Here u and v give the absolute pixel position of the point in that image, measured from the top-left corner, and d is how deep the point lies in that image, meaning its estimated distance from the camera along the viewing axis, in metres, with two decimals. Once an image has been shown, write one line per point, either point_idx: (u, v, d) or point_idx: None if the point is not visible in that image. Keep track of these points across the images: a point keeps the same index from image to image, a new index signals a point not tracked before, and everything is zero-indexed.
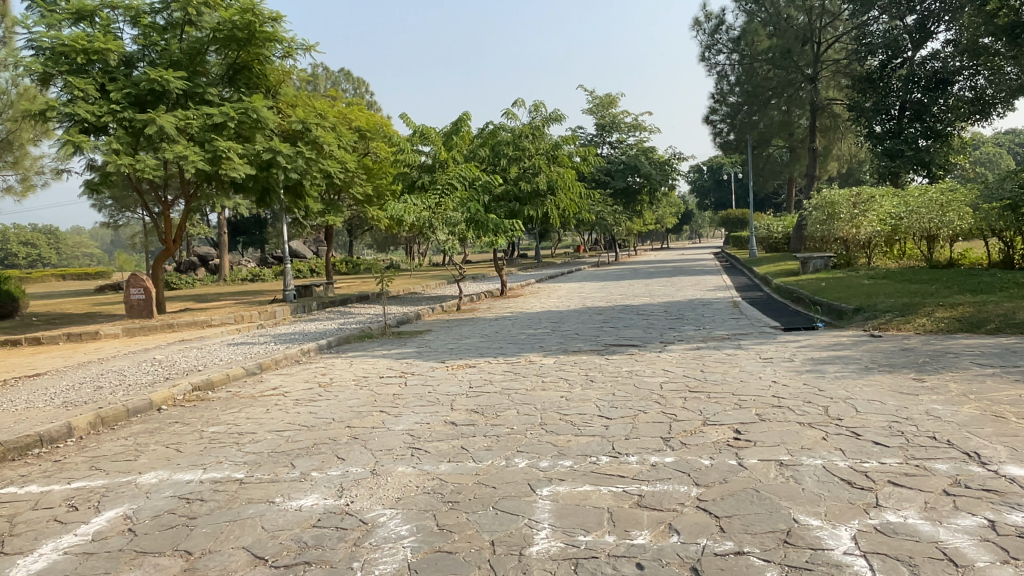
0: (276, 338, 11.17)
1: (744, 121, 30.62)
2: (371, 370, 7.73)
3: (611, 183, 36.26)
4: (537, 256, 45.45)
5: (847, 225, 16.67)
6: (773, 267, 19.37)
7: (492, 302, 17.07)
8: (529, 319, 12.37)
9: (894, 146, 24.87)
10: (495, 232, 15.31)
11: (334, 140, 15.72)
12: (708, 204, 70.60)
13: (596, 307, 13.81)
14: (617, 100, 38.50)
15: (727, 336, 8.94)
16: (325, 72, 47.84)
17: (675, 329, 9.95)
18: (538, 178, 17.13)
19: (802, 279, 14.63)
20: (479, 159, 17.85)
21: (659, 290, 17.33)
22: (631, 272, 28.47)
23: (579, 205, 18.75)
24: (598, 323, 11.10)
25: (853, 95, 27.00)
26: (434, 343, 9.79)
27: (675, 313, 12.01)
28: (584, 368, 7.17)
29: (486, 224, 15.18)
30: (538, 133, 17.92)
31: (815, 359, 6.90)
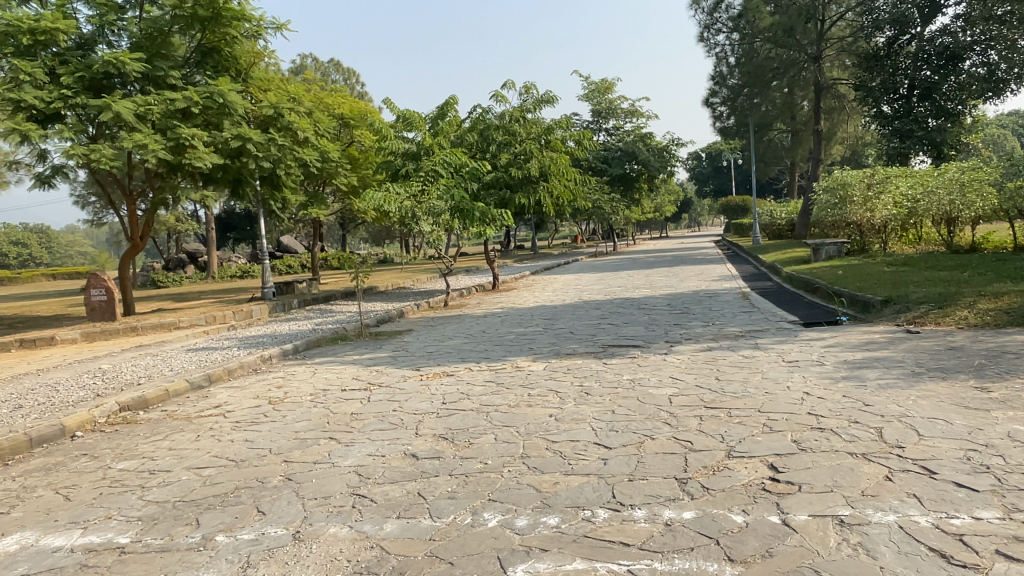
0: (241, 343, 10.15)
1: (745, 104, 29.52)
2: (333, 381, 6.72)
3: (608, 170, 35.17)
4: (534, 248, 44.41)
5: (860, 209, 15.63)
6: (781, 254, 18.31)
7: (482, 296, 16.03)
8: (520, 316, 11.33)
9: (903, 126, 23.89)
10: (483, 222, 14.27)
11: (310, 126, 14.62)
12: (708, 192, 69.42)
13: (593, 301, 12.77)
14: (613, 85, 37.34)
15: (740, 334, 7.91)
16: (313, 61, 46.52)
17: (680, 325, 8.92)
18: (530, 165, 16.11)
19: (813, 268, 13.61)
20: (466, 145, 16.80)
21: (661, 281, 16.29)
22: (630, 262, 27.45)
23: (574, 193, 17.72)
24: (595, 319, 10.06)
25: (860, 74, 25.94)
26: (412, 346, 8.75)
27: (680, 307, 10.97)
28: (578, 375, 6.15)
29: (471, 213, 14.03)
30: (529, 116, 16.90)
31: (850, 363, 5.87)
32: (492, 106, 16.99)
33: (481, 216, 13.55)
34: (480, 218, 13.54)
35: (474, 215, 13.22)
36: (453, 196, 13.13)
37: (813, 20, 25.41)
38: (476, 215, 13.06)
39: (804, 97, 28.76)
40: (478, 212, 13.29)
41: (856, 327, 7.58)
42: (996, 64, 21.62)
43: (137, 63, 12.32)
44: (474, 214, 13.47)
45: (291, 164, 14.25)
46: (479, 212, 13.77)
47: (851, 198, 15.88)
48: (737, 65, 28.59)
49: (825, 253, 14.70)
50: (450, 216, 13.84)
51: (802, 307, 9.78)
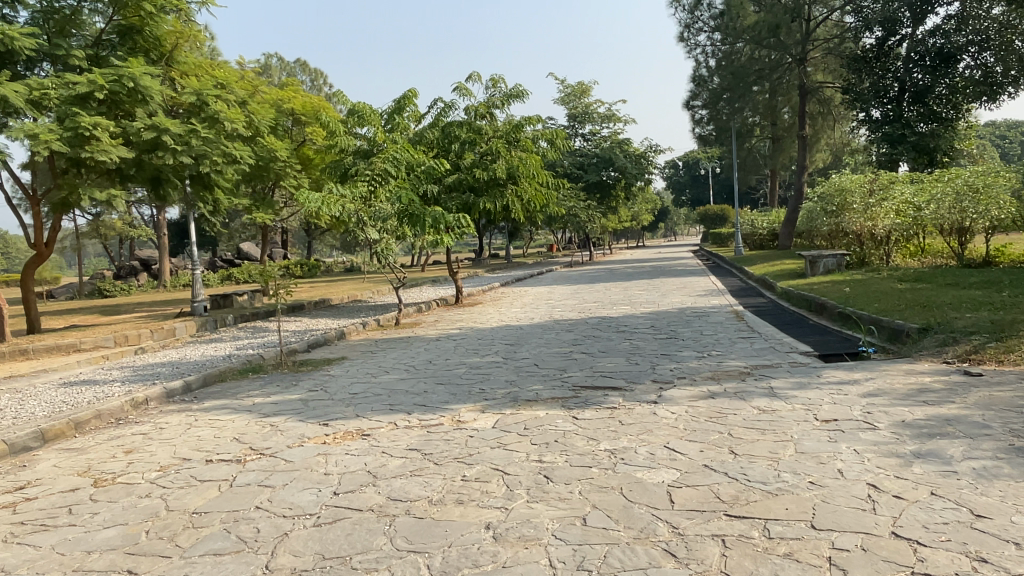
0: (132, 375, 8.27)
1: (726, 108, 28.11)
2: (204, 446, 4.93)
3: (584, 177, 33.64)
4: (507, 257, 42.85)
5: (861, 217, 14.20)
6: (770, 267, 16.78)
7: (441, 312, 14.26)
8: (478, 339, 9.59)
9: (893, 131, 22.60)
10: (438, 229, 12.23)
11: (241, 118, 12.72)
12: (685, 201, 68.31)
13: (564, 320, 11.07)
14: (589, 89, 35.85)
15: (748, 371, 6.24)
16: (278, 61, 44.45)
17: (669, 356, 7.24)
18: (495, 165, 14.40)
19: (813, 282, 12.10)
20: (426, 143, 14.97)
21: (641, 295, 14.68)
22: (607, 272, 25.95)
23: (547, 199, 16.00)
24: (564, 347, 8.34)
25: (847, 77, 24.70)
26: (334, 383, 6.95)
27: (665, 330, 9.31)
28: (536, 440, 4.41)
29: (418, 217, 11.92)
30: (494, 112, 15.24)
31: (913, 426, 4.21)
32: (454, 103, 15.23)
33: (436, 219, 11.50)
34: (435, 222, 11.52)
35: (429, 219, 11.25)
36: (408, 197, 11.23)
37: (799, 18, 24.10)
38: (432, 219, 11.14)
39: (787, 101, 27.50)
40: (434, 216, 11.34)
41: (895, 366, 5.95)
42: (992, 67, 20.58)
43: (33, 40, 10.35)
44: (430, 220, 11.56)
45: (219, 161, 12.37)
46: (431, 215, 11.60)
47: (851, 205, 14.43)
48: (717, 67, 27.23)
49: (824, 266, 13.18)
50: (398, 222, 11.95)
51: (811, 333, 8.20)
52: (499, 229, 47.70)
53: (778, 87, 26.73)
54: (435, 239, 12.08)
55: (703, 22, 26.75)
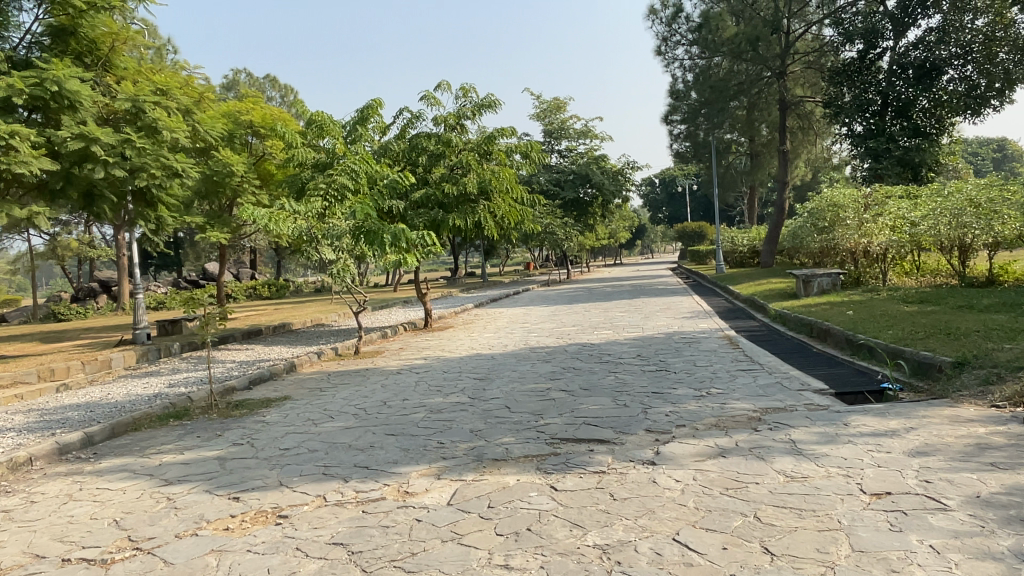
0: (36, 421, 7.06)
1: (704, 123, 27.38)
2: (70, 536, 3.78)
3: (560, 194, 32.78)
4: (483, 276, 41.80)
5: (855, 234, 13.39)
6: (758, 287, 15.91)
7: (408, 338, 13.11)
8: (443, 372, 8.49)
9: (877, 145, 21.75)
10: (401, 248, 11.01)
11: (184, 127, 11.53)
12: (662, 218, 67.91)
13: (541, 347, 10.02)
14: (565, 104, 35.14)
15: (759, 418, 5.23)
16: (247, 76, 43.29)
17: (662, 396, 6.20)
18: (466, 179, 13.37)
19: (810, 304, 11.18)
20: (391, 156, 13.89)
21: (623, 318, 13.68)
22: (584, 292, 25.04)
23: (522, 216, 14.95)
24: (541, 382, 7.28)
25: (828, 91, 24.16)
26: (264, 434, 5.82)
27: (654, 360, 8.28)
28: (503, 528, 3.34)
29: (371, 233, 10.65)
30: (464, 123, 14.25)
31: (996, 507, 3.21)
32: (422, 114, 14.21)
33: (396, 237, 10.26)
34: (395, 240, 10.29)
35: (388, 238, 10.00)
36: (367, 212, 10.04)
37: (778, 31, 23.52)
38: (393, 237, 9.91)
39: (767, 116, 26.92)
40: (396, 235, 10.10)
41: (937, 411, 4.96)
42: (976, 81, 20.16)
43: None
44: (392, 239, 10.37)
45: (158, 174, 11.16)
46: (391, 234, 10.36)
47: (845, 221, 13.61)
48: (694, 83, 26.54)
49: (818, 285, 12.29)
50: (353, 240, 10.69)
51: (820, 365, 7.25)
52: (474, 247, 46.69)
53: (757, 102, 26.09)
54: (398, 260, 10.88)
55: (680, 35, 26.06)
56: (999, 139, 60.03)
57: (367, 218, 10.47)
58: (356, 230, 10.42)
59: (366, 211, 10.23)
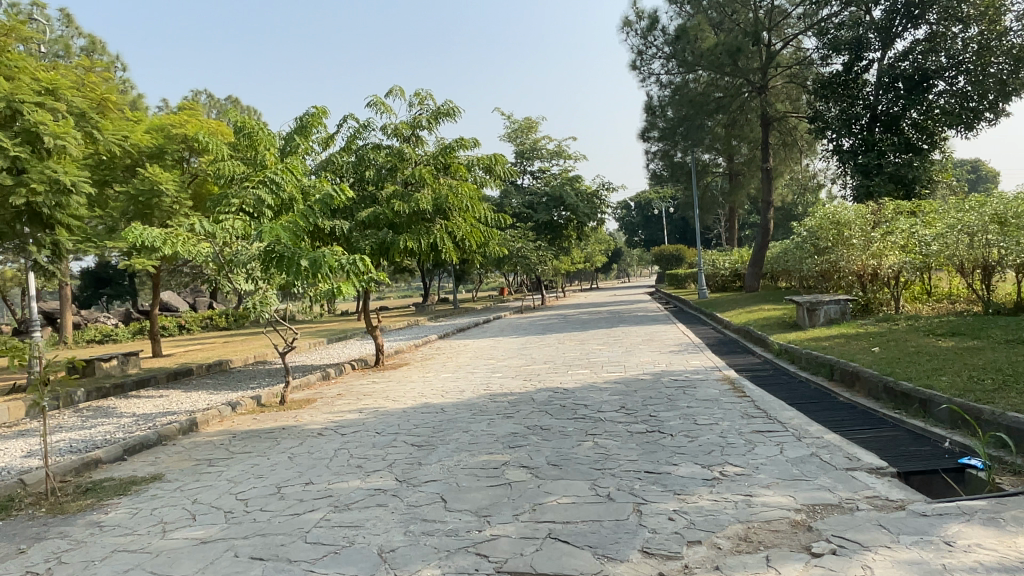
0: None
1: (682, 143, 25.97)
2: None
3: (533, 217, 31.34)
4: (454, 302, 39.90)
5: (862, 255, 11.82)
6: (752, 315, 14.26)
7: (351, 380, 11.20)
8: (377, 433, 6.65)
9: (868, 161, 20.35)
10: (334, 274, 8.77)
11: (76, 133, 9.60)
12: (638, 241, 66.89)
13: (503, 394, 8.22)
14: (537, 124, 33.73)
15: (808, 527, 3.50)
16: (208, 97, 41.41)
17: (661, 480, 4.44)
18: (420, 195, 11.57)
19: (821, 338, 9.51)
20: (334, 168, 12.07)
21: (601, 353, 11.95)
22: (559, 319, 23.45)
23: (485, 238, 13.09)
24: (497, 453, 5.47)
25: (812, 106, 22.91)
26: (80, 556, 3.94)
27: (644, 415, 6.52)
28: None
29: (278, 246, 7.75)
30: (418, 133, 12.57)
31: None
32: (372, 124, 12.47)
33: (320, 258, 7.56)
34: (319, 263, 7.59)
35: (316, 263, 7.44)
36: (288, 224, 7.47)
37: (759, 43, 22.24)
38: (322, 260, 7.42)
39: (748, 133, 25.62)
40: (325, 259, 7.46)
41: None
42: (969, 93, 19.10)
43: None
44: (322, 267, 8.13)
45: (42, 189, 9.18)
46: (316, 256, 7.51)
47: (849, 240, 12.06)
48: (670, 100, 25.14)
49: (825, 314, 10.68)
50: (266, 266, 8.48)
51: (859, 425, 5.62)
52: (445, 272, 45.04)
53: (737, 118, 24.77)
54: (333, 292, 8.73)
55: (657, 48, 24.75)
56: (973, 160, 60.39)
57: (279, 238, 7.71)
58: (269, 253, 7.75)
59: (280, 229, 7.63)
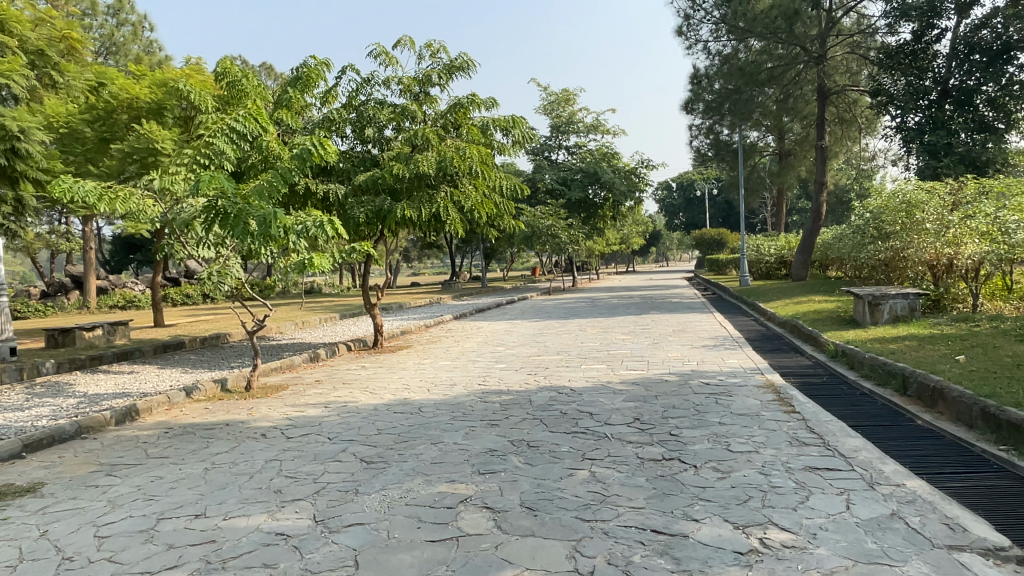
0: None
1: (729, 118, 24.08)
2: None
3: (566, 194, 29.83)
4: (484, 281, 38.70)
5: (936, 243, 10.07)
6: (801, 307, 12.61)
7: (339, 364, 9.99)
8: (328, 439, 5.35)
9: (936, 140, 18.26)
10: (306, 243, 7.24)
11: (29, 72, 8.41)
12: (678, 224, 64.66)
13: (497, 394, 6.86)
14: (575, 97, 31.97)
15: None
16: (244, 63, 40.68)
17: (672, 552, 3.04)
18: (424, 157, 10.18)
19: (887, 340, 7.90)
20: (331, 125, 10.69)
21: (623, 345, 10.50)
22: (587, 303, 22.01)
23: (499, 211, 11.68)
24: (458, 483, 4.12)
25: (875, 79, 20.82)
26: None
27: (663, 434, 5.09)
28: None
29: (218, 211, 6.17)
30: (427, 90, 11.20)
31: None
32: (376, 78, 11.10)
33: (268, 225, 5.94)
34: (266, 231, 5.97)
35: (261, 231, 5.84)
36: (227, 182, 5.88)
37: (818, 7, 20.21)
38: (269, 228, 5.81)
39: (802, 108, 23.56)
40: (273, 226, 5.84)
41: None
42: None
43: None
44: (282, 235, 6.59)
45: None
46: (262, 224, 5.88)
47: (922, 225, 10.30)
48: (718, 72, 23.21)
49: (889, 310, 9.02)
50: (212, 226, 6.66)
51: (951, 467, 4.13)
52: (477, 250, 43.85)
53: (791, 92, 22.79)
54: (306, 265, 7.19)
55: (705, 12, 22.81)
56: None
57: (221, 201, 6.18)
58: (208, 220, 6.20)
59: (221, 189, 6.10)
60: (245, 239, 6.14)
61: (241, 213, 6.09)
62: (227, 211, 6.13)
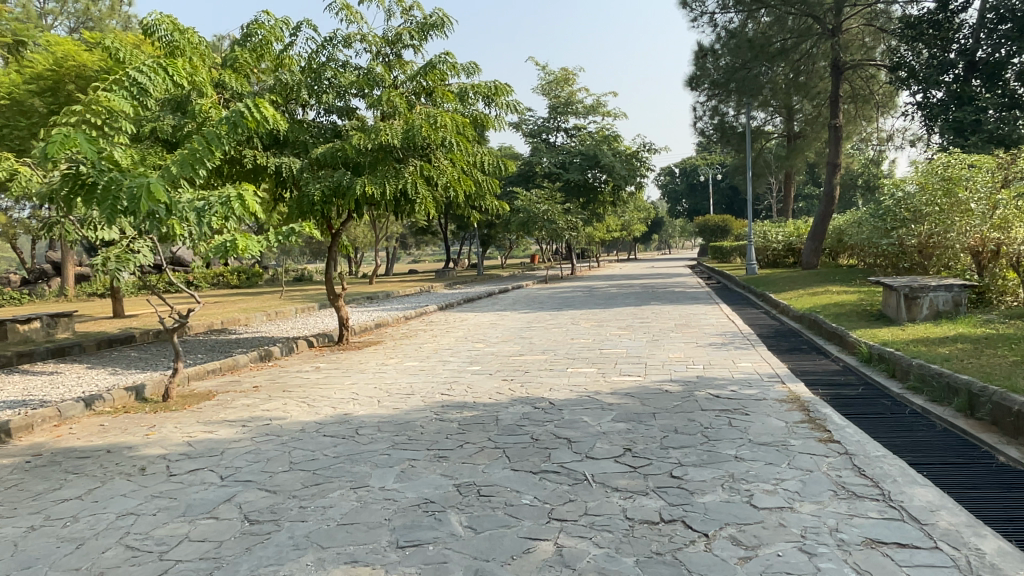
0: None
1: (736, 97, 22.64)
2: None
3: (564, 176, 28.39)
4: (480, 268, 37.42)
5: (983, 226, 8.74)
6: (818, 299, 11.26)
7: (291, 364, 8.68)
8: (218, 479, 4.05)
9: (963, 116, 16.84)
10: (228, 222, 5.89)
11: None
12: (681, 211, 63.13)
13: (458, 409, 5.55)
14: (575, 77, 30.40)
15: None
16: None
17: None
18: (388, 126, 8.80)
19: (935, 340, 6.56)
20: (285, 91, 9.29)
21: (618, 342, 9.18)
22: (584, 292, 20.67)
23: (478, 190, 10.29)
24: (361, 567, 2.82)
25: (896, 53, 19.34)
26: None
27: (662, 476, 3.77)
28: None
29: (84, 182, 4.78)
30: (398, 52, 9.83)
31: None
32: (338, 38, 9.73)
33: (140, 199, 4.55)
34: (140, 207, 4.57)
35: (128, 207, 4.44)
36: (83, 143, 4.48)
37: None
38: (139, 203, 4.41)
39: (815, 86, 22.07)
40: (144, 201, 4.43)
41: None
42: None
43: None
44: (178, 213, 5.21)
45: None
46: (131, 198, 4.49)
47: (966, 205, 8.96)
48: (726, 48, 21.69)
49: (929, 304, 7.73)
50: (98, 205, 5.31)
51: None
52: (474, 237, 42.49)
53: (803, 70, 21.28)
54: (227, 248, 5.82)
55: None
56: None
57: (86, 168, 4.77)
58: (73, 194, 4.82)
59: (84, 152, 4.70)
60: (119, 218, 4.75)
61: (111, 184, 4.70)
62: (94, 182, 4.73)
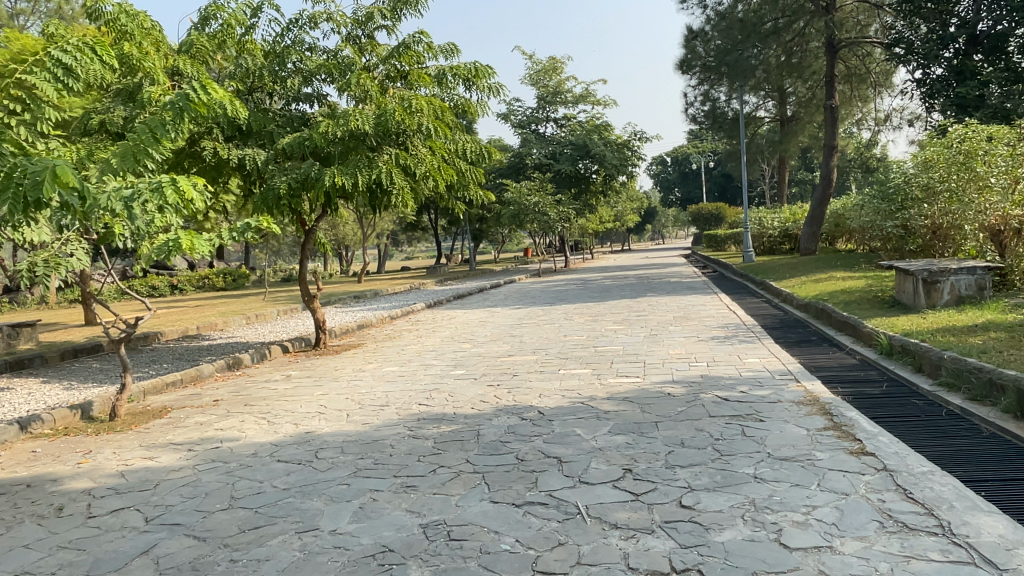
0: None
1: (728, 80, 22.01)
2: None
3: (554, 167, 27.71)
4: (472, 263, 36.77)
5: (1003, 202, 8.16)
6: (824, 285, 10.65)
7: (261, 373, 8.03)
8: (142, 523, 3.40)
9: (965, 92, 16.28)
10: (171, 217, 5.26)
11: None
12: (675, 199, 62.56)
13: (434, 424, 4.91)
14: (563, 65, 29.67)
15: None
16: None
17: None
18: (359, 112, 8.13)
19: (963, 328, 5.95)
20: (247, 78, 8.63)
21: (614, 338, 8.56)
22: (578, 285, 20.02)
23: (460, 180, 9.59)
24: None
25: (893, 29, 18.74)
26: None
27: (670, 506, 3.13)
28: None
29: None
30: (370, 33, 9.15)
31: None
32: (304, 19, 9.06)
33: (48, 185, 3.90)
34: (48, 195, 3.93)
35: (31, 195, 3.79)
36: None
37: None
38: (42, 190, 3.76)
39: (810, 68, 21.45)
40: (48, 187, 3.78)
41: None
42: None
43: None
44: (104, 206, 4.59)
45: None
46: (35, 185, 3.84)
47: (984, 180, 8.39)
48: (717, 30, 21.04)
49: (950, 290, 7.14)
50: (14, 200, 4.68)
51: None
52: (465, 232, 41.80)
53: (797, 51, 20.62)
54: (170, 247, 5.19)
55: None
56: None
57: None
58: None
59: None
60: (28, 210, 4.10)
61: (16, 171, 4.05)
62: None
